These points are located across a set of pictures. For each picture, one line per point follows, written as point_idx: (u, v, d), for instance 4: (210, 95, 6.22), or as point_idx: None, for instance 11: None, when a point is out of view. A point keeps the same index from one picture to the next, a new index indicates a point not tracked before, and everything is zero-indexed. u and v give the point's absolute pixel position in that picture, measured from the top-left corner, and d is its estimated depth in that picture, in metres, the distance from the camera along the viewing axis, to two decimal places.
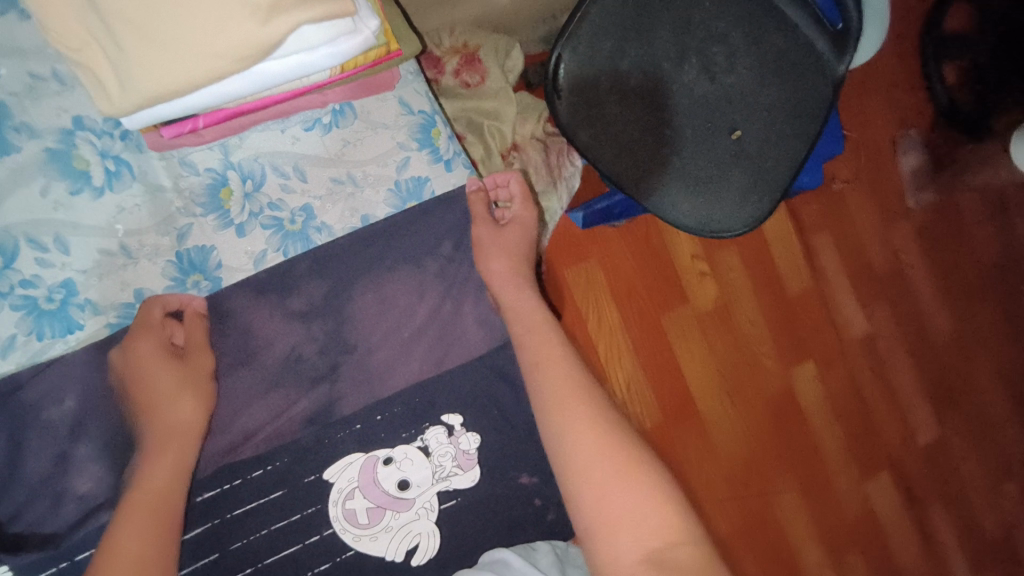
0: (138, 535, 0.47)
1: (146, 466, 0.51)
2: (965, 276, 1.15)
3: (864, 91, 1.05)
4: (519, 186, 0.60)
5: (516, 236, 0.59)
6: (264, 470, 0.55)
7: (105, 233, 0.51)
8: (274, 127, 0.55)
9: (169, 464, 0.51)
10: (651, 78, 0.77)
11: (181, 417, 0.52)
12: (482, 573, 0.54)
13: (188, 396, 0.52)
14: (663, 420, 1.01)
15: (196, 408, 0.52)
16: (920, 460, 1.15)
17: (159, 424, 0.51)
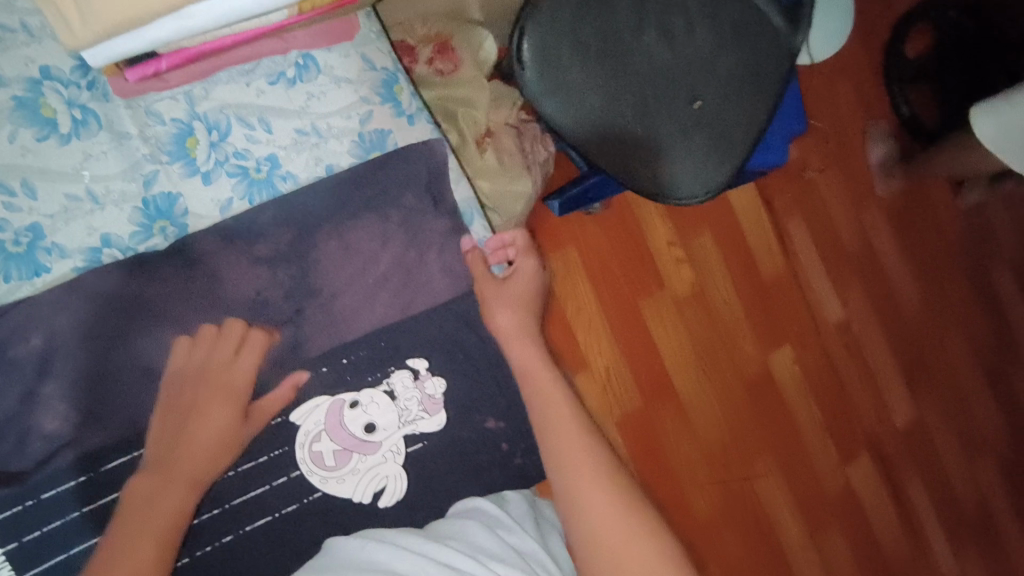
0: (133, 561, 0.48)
1: (163, 488, 0.51)
2: (933, 252, 1.27)
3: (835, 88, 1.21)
4: (524, 242, 0.67)
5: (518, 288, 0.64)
6: (259, 446, 0.56)
7: (72, 179, 0.53)
8: (239, 80, 0.56)
9: (184, 493, 0.52)
10: (614, 46, 0.85)
11: (206, 438, 0.53)
12: (466, 522, 0.56)
13: (215, 409, 0.54)
14: (643, 402, 1.11)
15: (218, 427, 0.54)
16: (897, 441, 1.25)
17: (187, 443, 0.53)
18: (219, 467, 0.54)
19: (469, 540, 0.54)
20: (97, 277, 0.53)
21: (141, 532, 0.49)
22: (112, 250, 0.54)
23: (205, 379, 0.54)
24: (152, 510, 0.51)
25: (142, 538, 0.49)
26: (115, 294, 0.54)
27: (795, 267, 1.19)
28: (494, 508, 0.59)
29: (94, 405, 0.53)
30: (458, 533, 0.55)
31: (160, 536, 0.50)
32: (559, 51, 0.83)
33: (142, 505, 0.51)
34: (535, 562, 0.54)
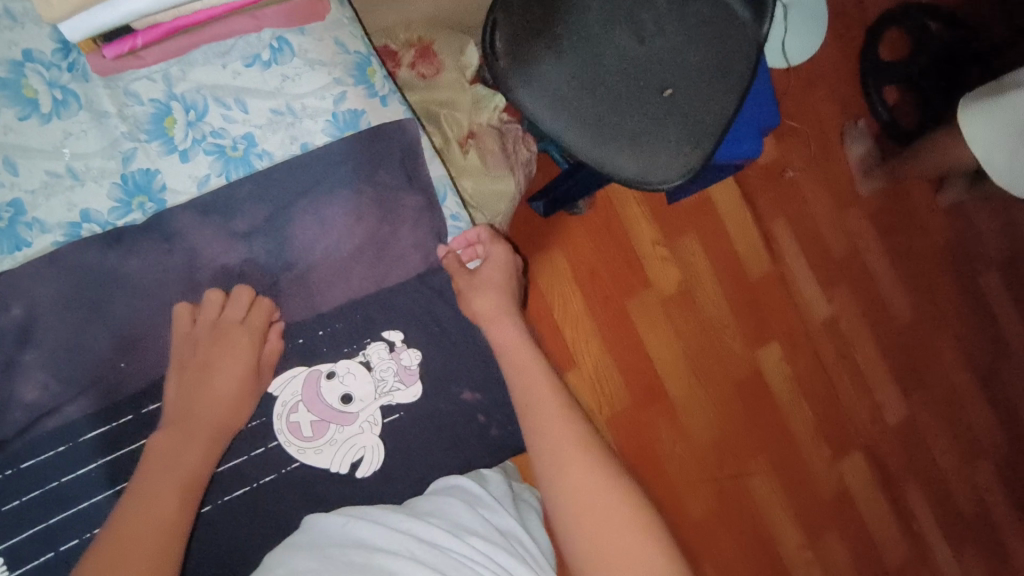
0: (164, 505, 0.50)
1: (182, 444, 0.53)
2: (919, 261, 1.54)
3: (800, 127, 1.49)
4: (489, 234, 0.66)
5: (495, 274, 0.63)
6: (261, 419, 0.58)
7: (52, 156, 0.55)
8: (216, 62, 0.58)
9: (203, 446, 0.54)
10: (584, 40, 0.88)
11: (217, 394, 0.55)
12: (447, 498, 0.56)
13: (222, 369, 0.56)
14: (635, 401, 1.38)
15: (229, 384, 0.56)
16: (890, 437, 1.51)
17: (204, 397, 0.55)
18: (234, 422, 0.56)
19: (451, 517, 0.53)
20: (76, 251, 0.55)
21: (164, 486, 0.51)
22: (92, 225, 0.56)
23: (219, 334, 0.56)
24: (173, 463, 0.52)
25: (170, 485, 0.51)
26: (94, 267, 0.55)
27: (782, 271, 1.47)
28: (475, 486, 0.58)
29: (76, 374, 0.54)
30: (440, 510, 0.54)
31: (182, 487, 0.52)
32: (531, 44, 0.86)
33: (168, 459, 0.52)
34: (513, 540, 0.54)
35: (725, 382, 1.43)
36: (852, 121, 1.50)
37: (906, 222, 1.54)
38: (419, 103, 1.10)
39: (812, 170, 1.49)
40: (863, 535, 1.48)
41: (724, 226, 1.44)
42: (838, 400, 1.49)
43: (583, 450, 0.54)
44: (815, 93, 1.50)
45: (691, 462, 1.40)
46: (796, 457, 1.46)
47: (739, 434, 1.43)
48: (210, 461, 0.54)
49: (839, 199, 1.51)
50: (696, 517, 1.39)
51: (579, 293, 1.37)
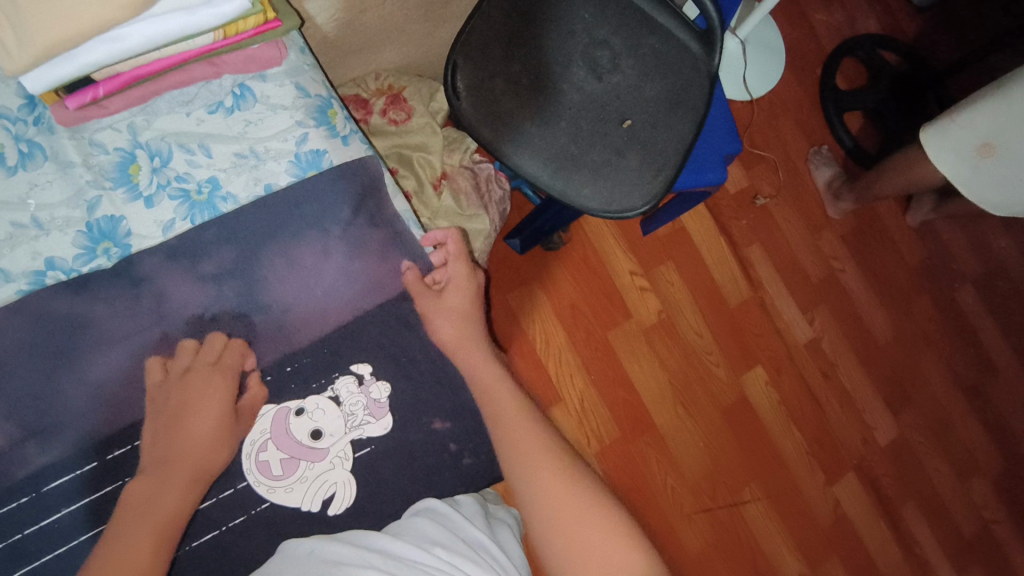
0: (140, 550, 0.49)
1: (160, 487, 0.52)
2: (895, 280, 1.57)
3: (766, 153, 1.53)
4: (456, 247, 0.68)
5: (457, 295, 0.65)
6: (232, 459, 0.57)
7: (17, 207, 0.56)
8: (179, 111, 0.60)
9: (181, 490, 0.53)
10: (543, 78, 0.91)
11: (199, 437, 0.54)
12: (416, 518, 0.56)
13: (199, 413, 0.55)
14: (623, 433, 1.38)
15: (213, 434, 0.55)
16: (882, 457, 1.51)
17: (183, 440, 0.54)
18: (215, 460, 0.55)
19: (419, 533, 0.53)
20: (40, 299, 0.55)
21: (139, 534, 0.50)
22: (56, 272, 0.56)
23: (192, 376, 0.56)
24: (151, 508, 0.52)
25: (146, 530, 0.51)
26: (59, 314, 0.55)
27: (761, 295, 1.49)
28: (445, 506, 0.57)
29: (38, 423, 0.53)
30: (409, 530, 0.54)
31: (157, 536, 0.51)
32: (492, 84, 0.89)
33: (144, 505, 0.52)
34: (481, 549, 0.55)
35: (712, 410, 1.43)
36: (816, 148, 1.55)
37: (877, 243, 1.57)
38: (390, 149, 1.12)
39: (781, 196, 1.53)
40: (863, 560, 1.45)
41: (699, 255, 1.47)
42: (827, 423, 1.49)
43: (564, 476, 0.55)
44: (778, 123, 1.55)
45: (684, 493, 1.39)
46: (790, 484, 1.44)
47: (730, 462, 1.42)
48: (190, 504, 0.54)
49: (811, 223, 1.54)
50: (692, 550, 1.37)
51: (560, 327, 1.39)
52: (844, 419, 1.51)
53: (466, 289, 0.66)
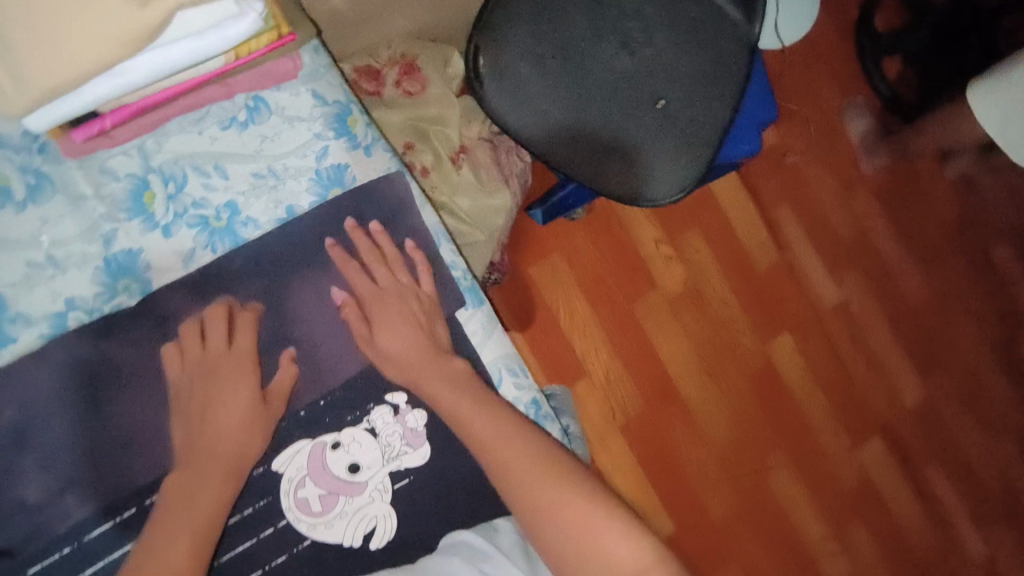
0: (182, 545, 0.50)
1: (196, 484, 0.52)
2: (929, 237, 1.52)
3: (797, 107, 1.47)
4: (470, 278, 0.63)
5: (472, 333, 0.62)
6: (267, 500, 0.56)
7: (31, 246, 0.53)
8: (192, 130, 0.57)
9: (217, 483, 0.53)
10: (572, 56, 0.83)
11: (229, 415, 0.54)
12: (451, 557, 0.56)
13: (229, 391, 0.55)
14: (649, 403, 1.37)
15: (241, 410, 0.54)
16: (908, 417, 1.50)
17: (212, 418, 0.54)
18: (251, 450, 0.54)
19: None
20: (65, 344, 0.52)
21: (181, 527, 0.51)
22: (78, 312, 0.54)
23: (211, 368, 0.54)
24: (191, 505, 0.51)
25: (185, 525, 0.51)
26: (85, 359, 0.53)
27: (788, 260, 1.45)
28: (482, 543, 0.58)
29: (73, 473, 0.52)
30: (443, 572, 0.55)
31: (196, 537, 0.51)
32: (517, 68, 0.82)
33: (183, 498, 0.52)
34: None
35: (738, 377, 1.42)
36: (851, 98, 1.49)
37: (913, 198, 1.52)
38: (405, 122, 1.07)
39: (811, 153, 1.48)
40: (886, 521, 1.47)
41: (728, 221, 1.43)
42: (855, 388, 1.48)
43: (575, 524, 0.55)
44: (813, 70, 1.48)
45: (710, 460, 1.39)
46: (815, 448, 1.45)
47: (756, 430, 1.42)
48: (226, 503, 0.53)
49: (843, 180, 1.49)
50: (717, 516, 1.38)
51: (584, 300, 1.36)
52: (871, 381, 1.49)
53: (488, 321, 0.64)
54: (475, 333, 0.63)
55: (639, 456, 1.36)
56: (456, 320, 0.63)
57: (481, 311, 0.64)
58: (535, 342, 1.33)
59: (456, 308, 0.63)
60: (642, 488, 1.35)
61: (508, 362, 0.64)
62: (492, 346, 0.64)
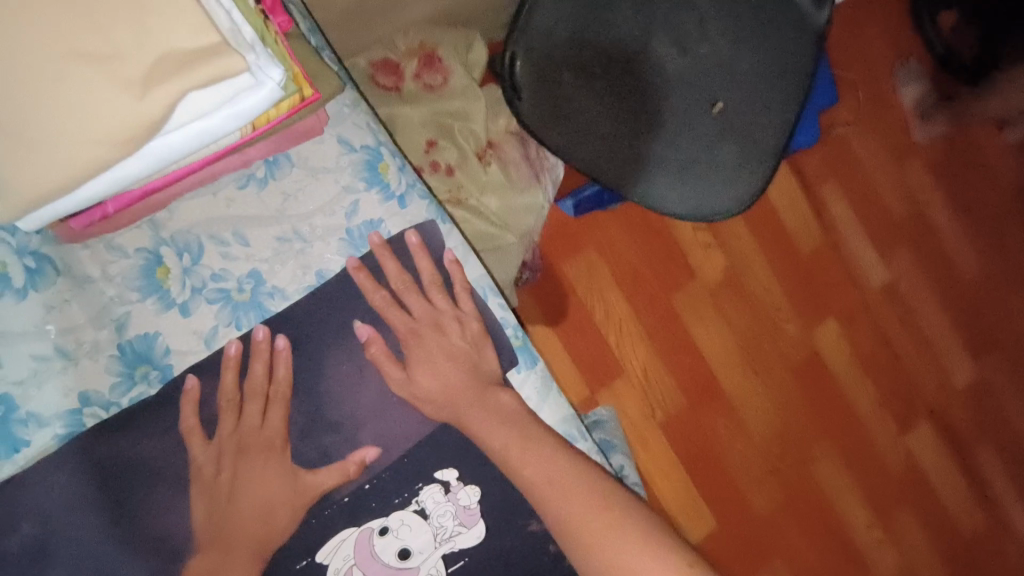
0: None
1: (222, 561, 0.48)
2: (984, 206, 1.41)
3: (846, 72, 1.34)
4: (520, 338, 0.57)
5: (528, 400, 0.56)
6: None
7: (37, 337, 0.47)
8: (206, 192, 0.50)
9: (245, 561, 0.48)
10: (620, 60, 0.75)
11: (265, 493, 0.49)
12: None
13: (265, 474, 0.49)
14: (687, 401, 1.22)
15: (279, 484, 0.50)
16: (959, 399, 1.38)
17: (244, 500, 0.49)
18: (278, 523, 0.49)
19: None
20: (82, 445, 0.47)
21: None
22: (94, 409, 0.48)
23: (243, 442, 0.50)
24: None
25: None
26: (105, 459, 0.47)
27: (835, 239, 1.32)
28: None
29: None
30: None
31: None
32: (559, 77, 0.74)
33: None
34: None
35: (781, 368, 1.28)
36: (904, 60, 1.36)
37: (968, 165, 1.40)
38: (424, 117, 0.92)
39: (861, 122, 1.35)
40: (938, 514, 1.35)
41: (770, 201, 1.28)
42: (902, 371, 1.36)
43: None
44: (861, 33, 1.35)
45: (753, 456, 1.25)
46: (862, 438, 1.32)
47: (800, 419, 1.29)
48: None
49: (895, 150, 1.36)
50: (759, 510, 1.24)
51: (620, 294, 1.20)
52: (919, 364, 1.37)
53: (543, 381, 0.58)
54: (530, 397, 0.58)
55: (678, 453, 1.21)
56: (510, 383, 0.57)
57: (535, 373, 0.58)
58: (571, 343, 1.17)
59: (509, 368, 0.57)
60: (683, 489, 1.20)
61: (567, 425, 0.59)
62: (552, 407, 0.59)
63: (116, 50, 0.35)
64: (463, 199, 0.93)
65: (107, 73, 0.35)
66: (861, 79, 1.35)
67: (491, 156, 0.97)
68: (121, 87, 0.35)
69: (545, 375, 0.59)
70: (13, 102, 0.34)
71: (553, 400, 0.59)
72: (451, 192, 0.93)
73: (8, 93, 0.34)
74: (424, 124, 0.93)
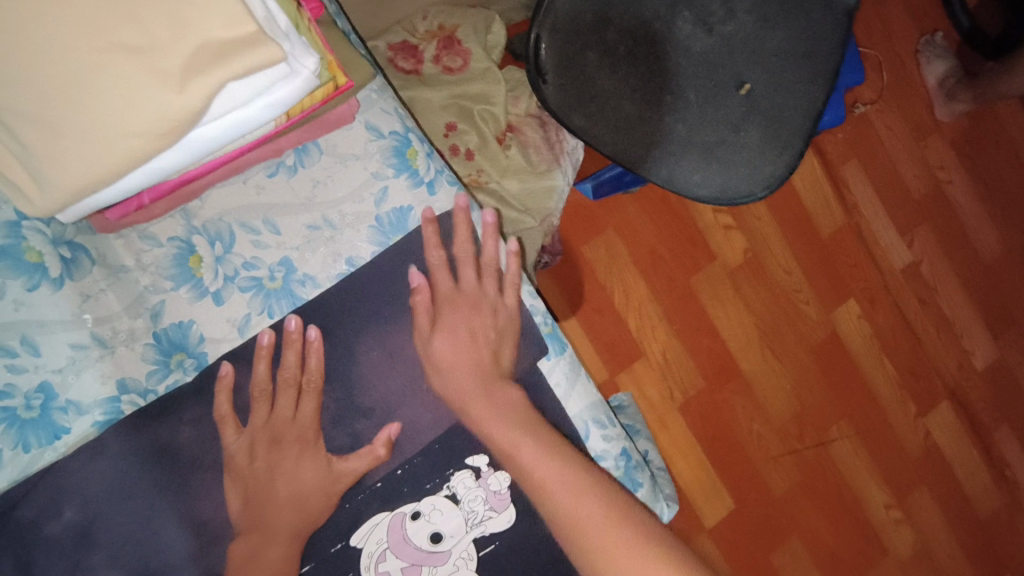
0: None
1: (260, 545, 0.49)
2: (1009, 185, 1.38)
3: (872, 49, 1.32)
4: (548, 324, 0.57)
5: None
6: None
7: (74, 325, 0.48)
8: (236, 180, 0.50)
9: (283, 544, 0.49)
10: (645, 41, 0.73)
11: (301, 478, 0.50)
12: None
13: (300, 460, 0.50)
14: (706, 384, 1.21)
15: (314, 470, 0.50)
16: (979, 381, 1.36)
17: (281, 486, 0.50)
18: (314, 507, 0.50)
19: None
20: (120, 433, 0.48)
21: None
22: (132, 396, 0.49)
23: (277, 430, 0.50)
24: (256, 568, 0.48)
25: None
26: (144, 445, 0.48)
27: (856, 220, 1.30)
28: None
29: (145, 569, 0.48)
30: None
31: None
32: (583, 60, 0.73)
33: (250, 564, 0.49)
34: None
35: (802, 350, 1.27)
36: (930, 36, 1.32)
37: (992, 144, 1.37)
38: (444, 99, 0.90)
39: (884, 100, 1.32)
40: (957, 495, 1.34)
41: (791, 181, 1.26)
42: (923, 352, 1.34)
43: None
44: (885, 9, 1.32)
45: (771, 436, 1.24)
46: (880, 418, 1.30)
47: (820, 401, 1.27)
48: (287, 565, 0.49)
49: (919, 129, 1.34)
50: (777, 491, 1.23)
51: (639, 277, 1.19)
52: (940, 345, 1.35)
53: (570, 366, 0.59)
54: (559, 384, 0.58)
55: (696, 433, 1.20)
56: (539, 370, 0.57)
57: (563, 360, 0.58)
58: (589, 325, 1.17)
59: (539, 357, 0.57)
60: (700, 469, 1.20)
61: (595, 411, 0.59)
62: (579, 395, 0.58)
63: (152, 41, 0.35)
64: (482, 183, 0.93)
65: (145, 65, 0.35)
66: (884, 57, 1.32)
67: (511, 139, 0.95)
68: (160, 79, 0.35)
69: (572, 363, 0.59)
70: (53, 93, 0.34)
71: (581, 388, 0.59)
72: (472, 175, 0.93)
73: (49, 86, 0.34)
74: (444, 108, 0.91)
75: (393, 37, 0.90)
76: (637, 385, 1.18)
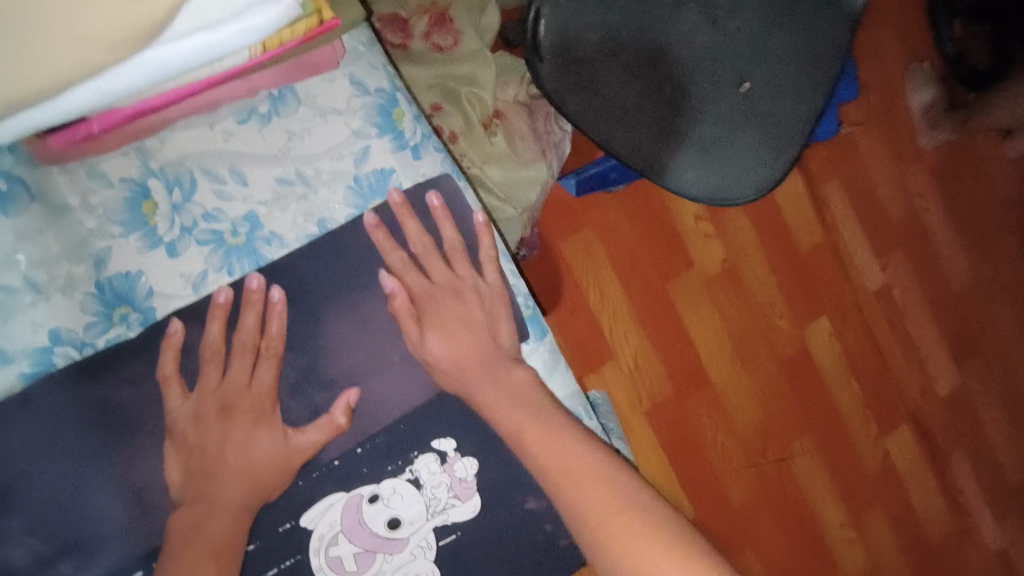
0: None
1: (199, 517, 0.44)
2: (979, 216, 1.40)
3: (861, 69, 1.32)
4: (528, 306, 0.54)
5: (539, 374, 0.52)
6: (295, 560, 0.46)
7: (6, 266, 0.43)
8: (201, 123, 0.46)
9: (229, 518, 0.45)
10: (647, 28, 0.71)
11: (251, 450, 0.45)
12: None
13: (251, 429, 0.46)
14: (676, 390, 1.20)
15: (266, 443, 0.46)
16: (939, 406, 1.37)
17: (229, 458, 0.45)
18: (263, 481, 0.46)
19: None
20: (50, 387, 0.43)
21: None
22: (65, 349, 0.44)
23: (228, 397, 0.46)
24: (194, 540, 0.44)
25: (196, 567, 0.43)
26: (77, 403, 0.43)
27: (834, 238, 1.30)
28: None
29: (69, 537, 0.43)
30: None
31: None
32: (583, 42, 0.70)
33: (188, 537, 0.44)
34: None
35: (772, 363, 1.26)
36: (918, 62, 1.34)
37: (968, 174, 1.39)
38: (432, 78, 0.87)
39: (870, 121, 1.33)
40: (910, 518, 1.34)
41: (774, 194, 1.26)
42: (888, 373, 1.35)
43: None
44: (877, 33, 1.33)
45: (735, 447, 1.23)
46: (842, 437, 1.30)
47: (786, 416, 1.27)
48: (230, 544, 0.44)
49: (902, 153, 1.35)
50: (737, 503, 1.22)
51: (616, 277, 1.17)
52: (904, 368, 1.36)
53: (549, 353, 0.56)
54: (539, 370, 0.54)
55: (662, 439, 1.18)
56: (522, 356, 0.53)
57: (544, 345, 0.54)
58: (563, 322, 1.14)
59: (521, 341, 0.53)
60: (663, 475, 1.18)
61: (574, 400, 0.56)
62: (560, 380, 0.55)
63: None
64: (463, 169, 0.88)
65: None
66: (875, 79, 1.33)
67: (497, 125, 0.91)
68: None
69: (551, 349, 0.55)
70: None
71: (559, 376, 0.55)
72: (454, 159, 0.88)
73: None
74: (430, 88, 0.87)
75: (383, 8, 0.86)
76: (607, 387, 1.16)
